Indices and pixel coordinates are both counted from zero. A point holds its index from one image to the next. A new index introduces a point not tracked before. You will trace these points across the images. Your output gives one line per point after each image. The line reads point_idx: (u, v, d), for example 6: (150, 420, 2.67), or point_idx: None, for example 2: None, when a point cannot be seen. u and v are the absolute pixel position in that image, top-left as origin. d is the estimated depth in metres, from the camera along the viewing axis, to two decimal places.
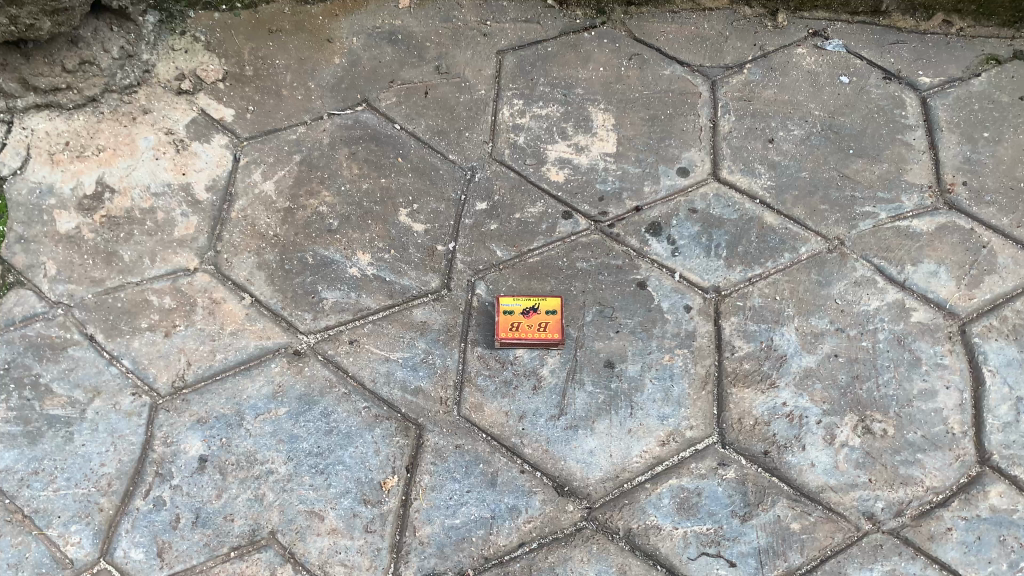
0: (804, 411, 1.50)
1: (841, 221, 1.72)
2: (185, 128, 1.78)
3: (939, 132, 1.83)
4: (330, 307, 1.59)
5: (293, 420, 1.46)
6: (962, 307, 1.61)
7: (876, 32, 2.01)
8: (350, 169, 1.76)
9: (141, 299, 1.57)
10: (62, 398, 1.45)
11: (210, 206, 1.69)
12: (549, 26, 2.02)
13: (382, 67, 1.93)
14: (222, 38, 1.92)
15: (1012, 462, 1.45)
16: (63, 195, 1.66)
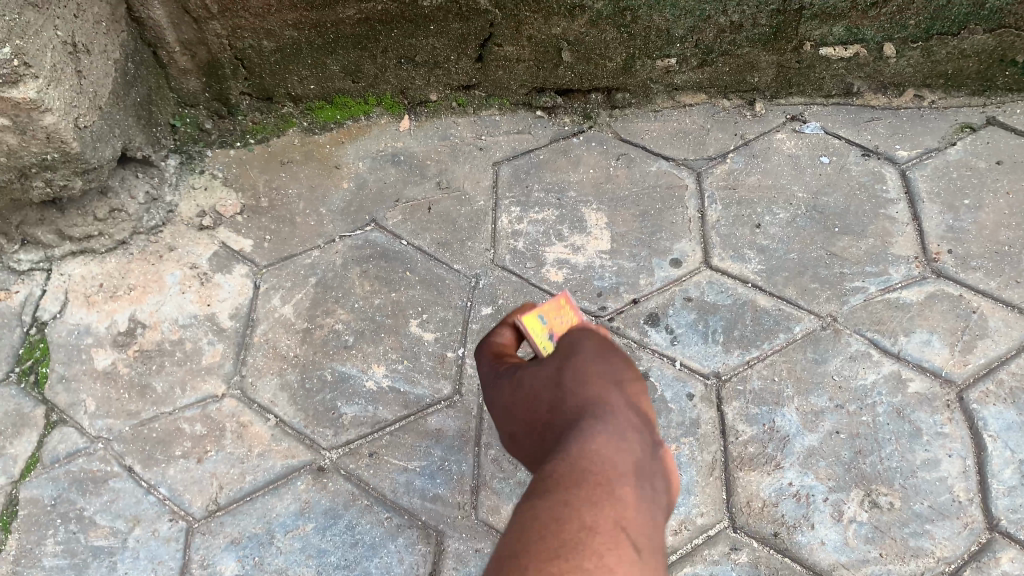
0: (810, 490, 1.55)
1: (832, 298, 1.78)
2: (208, 262, 1.92)
3: (921, 203, 1.91)
4: (350, 422, 1.68)
5: (321, 534, 1.54)
6: (958, 374, 1.65)
7: (852, 112, 2.11)
8: (362, 286, 1.88)
9: (174, 428, 1.68)
10: (105, 528, 1.55)
11: (234, 332, 1.81)
12: (540, 134, 2.15)
13: (387, 187, 2.06)
14: (238, 173, 2.08)
15: (1021, 527, 1.47)
16: (100, 333, 1.80)
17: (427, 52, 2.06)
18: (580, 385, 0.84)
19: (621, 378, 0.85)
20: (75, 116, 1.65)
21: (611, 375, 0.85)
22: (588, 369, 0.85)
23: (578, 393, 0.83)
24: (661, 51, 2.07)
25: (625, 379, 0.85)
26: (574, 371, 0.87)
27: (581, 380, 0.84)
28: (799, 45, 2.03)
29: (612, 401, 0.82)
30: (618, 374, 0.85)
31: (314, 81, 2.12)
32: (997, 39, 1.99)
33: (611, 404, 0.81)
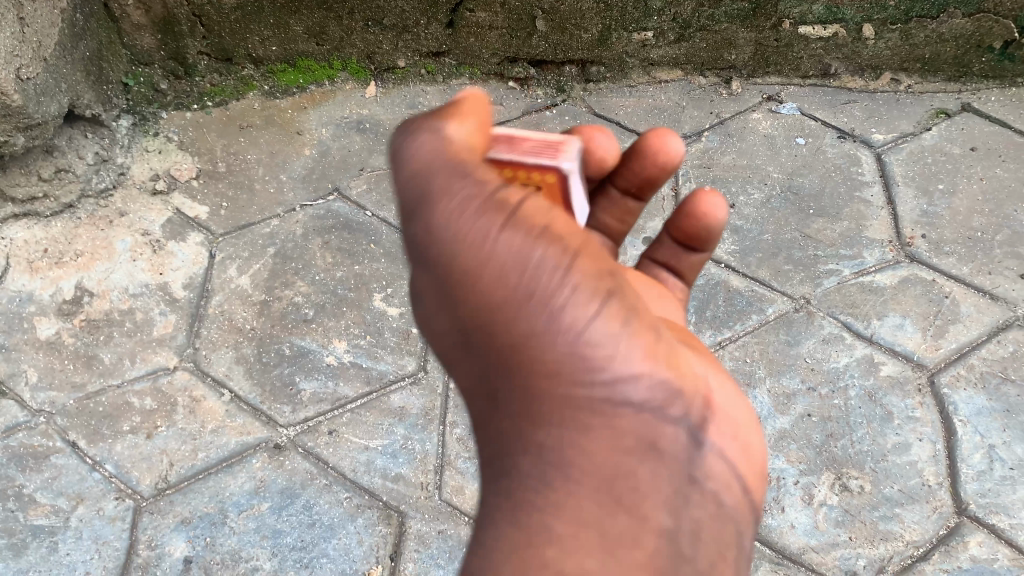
0: (781, 473, 1.51)
1: (805, 280, 1.76)
2: (161, 229, 1.83)
3: (895, 187, 1.89)
4: (308, 399, 1.61)
5: (276, 514, 1.48)
6: (929, 358, 1.64)
7: (828, 93, 2.09)
8: (324, 258, 1.80)
9: (122, 402, 1.59)
10: (46, 507, 1.47)
11: (188, 303, 1.72)
12: (512, 106, 2.09)
13: (352, 156, 1.98)
14: (194, 137, 1.98)
15: (989, 511, 1.46)
16: (43, 301, 1.70)
17: (397, 15, 2.00)
18: (462, 287, 0.86)
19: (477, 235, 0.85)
20: (17, 66, 1.57)
21: (472, 236, 0.85)
22: (453, 247, 0.86)
23: (472, 297, 0.86)
24: (638, 24, 2.03)
25: (488, 229, 0.85)
26: (437, 267, 0.88)
27: (460, 274, 0.86)
28: (778, 22, 2.02)
29: (505, 281, 0.85)
30: (479, 227, 0.85)
31: (276, 42, 2.04)
32: (975, 24, 2.00)
33: (509, 287, 0.85)
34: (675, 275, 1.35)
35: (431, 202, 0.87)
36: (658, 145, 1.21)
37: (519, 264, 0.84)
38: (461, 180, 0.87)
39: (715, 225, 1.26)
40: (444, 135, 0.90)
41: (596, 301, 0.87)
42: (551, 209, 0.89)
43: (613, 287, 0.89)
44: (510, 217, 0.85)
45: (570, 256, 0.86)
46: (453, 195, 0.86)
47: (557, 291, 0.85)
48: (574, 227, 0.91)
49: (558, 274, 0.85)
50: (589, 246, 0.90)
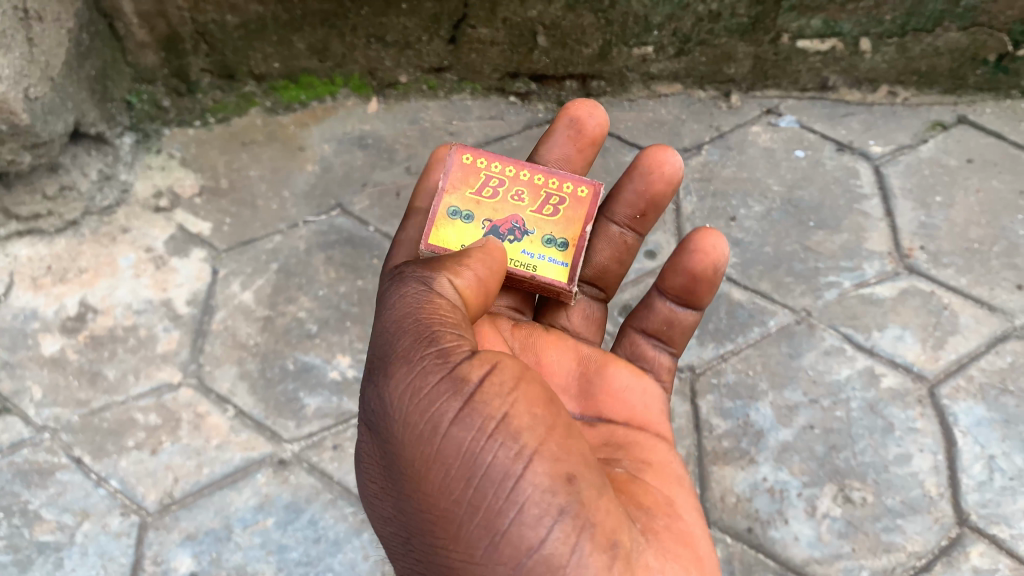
0: (784, 485, 1.52)
1: (806, 292, 1.77)
2: (164, 245, 1.84)
3: (894, 199, 1.91)
4: (312, 414, 1.61)
5: (282, 529, 1.48)
6: (930, 370, 1.65)
7: (826, 106, 2.11)
8: (327, 273, 1.81)
9: (127, 418, 1.59)
10: (51, 523, 1.47)
11: (191, 319, 1.73)
12: (513, 121, 2.10)
13: (354, 171, 2.00)
14: (197, 153, 2.00)
15: (989, 522, 1.47)
16: (47, 318, 1.72)
17: (399, 32, 2.04)
18: (413, 481, 0.93)
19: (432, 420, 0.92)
20: (25, 86, 1.62)
21: (425, 422, 0.93)
22: (407, 439, 0.94)
23: (421, 494, 0.93)
24: (638, 39, 2.06)
25: (441, 416, 0.92)
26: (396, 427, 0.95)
27: (412, 467, 0.93)
28: (777, 36, 2.05)
29: (452, 482, 0.91)
30: (432, 417, 0.93)
31: (279, 59, 2.06)
32: (970, 37, 2.03)
33: (456, 491, 0.91)
34: (664, 346, 1.34)
35: (392, 381, 0.97)
36: (657, 159, 1.34)
37: (468, 466, 0.90)
38: (426, 364, 0.96)
39: (714, 268, 1.26)
40: (423, 298, 1.02)
41: (549, 513, 0.88)
42: (512, 390, 0.95)
43: (574, 491, 0.89)
44: (466, 406, 0.92)
45: (523, 459, 0.90)
46: (411, 377, 0.96)
47: (505, 494, 0.89)
48: (541, 412, 0.94)
49: (509, 480, 0.89)
50: (554, 440, 0.92)
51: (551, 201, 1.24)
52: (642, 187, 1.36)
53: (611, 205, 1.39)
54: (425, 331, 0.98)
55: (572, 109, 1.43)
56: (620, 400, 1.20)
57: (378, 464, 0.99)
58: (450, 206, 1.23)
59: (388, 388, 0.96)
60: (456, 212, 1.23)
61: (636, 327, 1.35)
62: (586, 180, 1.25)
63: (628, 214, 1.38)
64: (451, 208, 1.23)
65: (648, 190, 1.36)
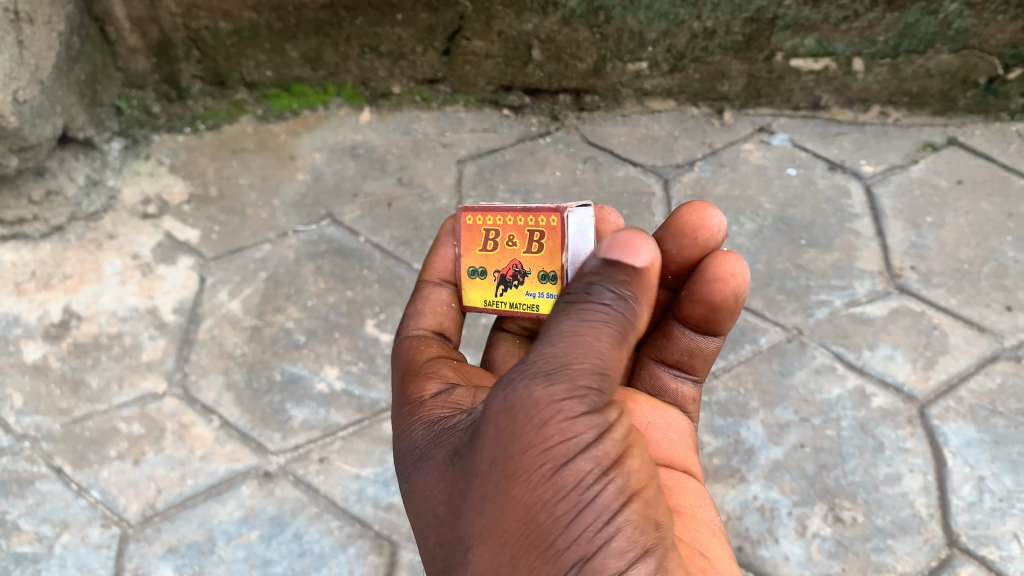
0: (774, 504, 1.51)
1: (797, 310, 1.77)
2: (151, 252, 1.82)
3: (885, 219, 1.91)
4: (299, 425, 1.58)
5: (265, 543, 1.44)
6: (920, 390, 1.64)
7: (818, 125, 2.12)
8: (316, 283, 1.79)
9: (109, 427, 1.56)
10: (29, 534, 1.44)
11: (177, 327, 1.71)
12: (506, 134, 2.10)
13: (345, 181, 1.98)
14: (186, 160, 1.99)
15: (979, 543, 1.45)
16: (30, 324, 1.69)
17: (393, 42, 2.03)
18: (515, 487, 0.82)
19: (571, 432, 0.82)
20: (14, 89, 1.60)
21: (559, 435, 0.82)
22: (529, 443, 0.82)
23: (519, 501, 0.82)
24: (632, 55, 2.07)
25: (577, 433, 0.82)
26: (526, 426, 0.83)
27: (521, 473, 0.82)
28: (771, 54, 2.06)
29: (560, 502, 0.81)
30: (567, 432, 0.82)
31: (271, 67, 2.06)
32: (961, 60, 2.04)
33: (560, 511, 0.81)
34: (686, 375, 1.28)
35: (539, 381, 0.84)
36: (693, 220, 1.14)
37: (579, 491, 0.81)
38: (580, 379, 0.84)
39: (733, 290, 1.15)
40: (615, 312, 0.89)
41: (639, 557, 0.81)
42: (629, 430, 0.87)
43: (662, 541, 0.83)
44: (603, 430, 0.83)
45: (626, 499, 0.82)
46: (558, 384, 0.84)
47: (601, 530, 0.81)
48: (646, 458, 0.87)
49: (608, 516, 0.81)
50: (651, 488, 0.86)
51: (536, 238, 1.13)
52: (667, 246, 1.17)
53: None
54: (591, 344, 0.86)
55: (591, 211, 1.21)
56: (648, 439, 1.17)
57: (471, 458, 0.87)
58: (469, 265, 1.18)
59: (535, 387, 0.84)
60: (473, 271, 1.17)
61: (655, 358, 1.28)
62: (553, 208, 1.11)
63: (659, 270, 1.21)
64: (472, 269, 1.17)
65: (679, 250, 1.17)
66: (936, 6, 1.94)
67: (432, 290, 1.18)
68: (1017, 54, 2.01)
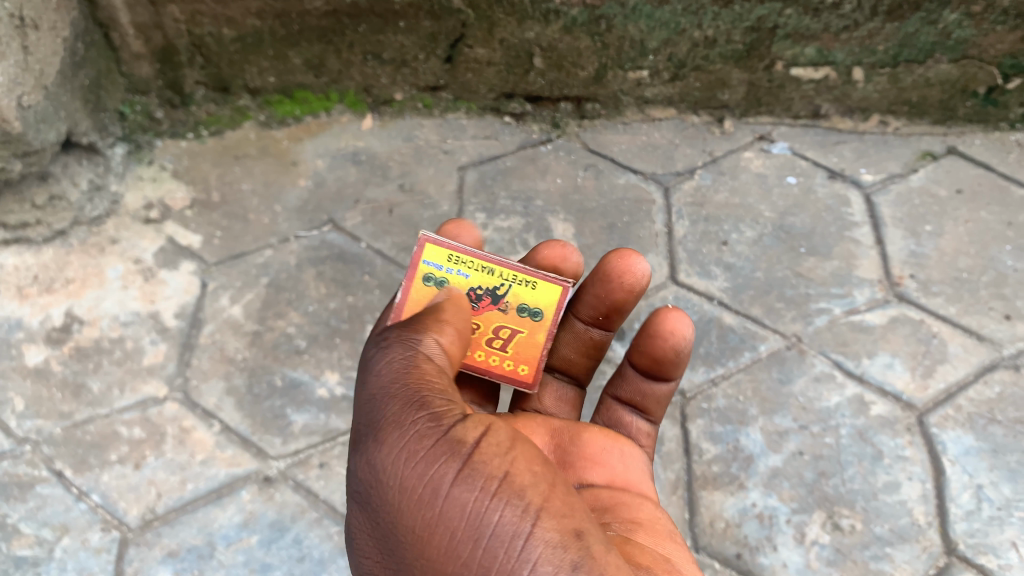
0: (773, 511, 1.51)
1: (797, 318, 1.77)
2: (153, 257, 1.83)
3: (885, 227, 1.92)
4: (299, 430, 1.58)
5: (265, 548, 1.45)
6: (919, 399, 1.64)
7: (817, 134, 2.14)
8: (317, 288, 1.79)
9: (110, 432, 1.57)
10: (30, 538, 1.44)
11: (179, 332, 1.71)
12: (507, 141, 2.11)
13: (347, 188, 1.99)
14: (189, 166, 2.00)
15: (977, 551, 1.45)
16: (32, 328, 1.70)
17: (395, 49, 2.04)
18: (418, 549, 0.90)
19: (437, 484, 0.91)
20: (18, 94, 1.60)
21: (425, 487, 0.91)
22: (405, 505, 0.92)
23: (426, 560, 0.90)
24: (633, 63, 2.08)
25: (442, 480, 0.91)
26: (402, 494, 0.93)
27: (415, 535, 0.91)
28: (772, 63, 2.07)
29: (461, 544, 0.89)
30: (431, 481, 0.91)
31: (274, 73, 2.07)
32: (960, 69, 2.05)
33: (463, 553, 0.88)
34: (640, 413, 1.36)
35: (384, 450, 0.95)
36: (622, 267, 1.30)
37: (474, 527, 0.89)
38: (422, 430, 0.95)
39: (675, 340, 1.26)
40: (407, 361, 1.02)
41: (563, 569, 0.86)
42: (508, 450, 0.96)
43: (582, 545, 0.89)
44: (465, 467, 0.92)
45: (528, 517, 0.89)
46: (404, 443, 0.95)
47: (515, 553, 0.87)
48: (539, 471, 0.95)
49: (518, 539, 0.88)
50: (554, 498, 0.93)
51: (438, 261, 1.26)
52: (599, 292, 1.33)
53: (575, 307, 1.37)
54: (410, 397, 0.98)
55: (543, 252, 1.34)
56: (601, 465, 1.22)
57: (377, 537, 0.96)
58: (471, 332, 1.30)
59: (386, 455, 0.95)
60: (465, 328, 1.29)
61: (611, 395, 1.37)
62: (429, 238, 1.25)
63: (591, 314, 1.35)
64: (426, 275, 1.21)
65: (608, 295, 1.32)
66: (936, 16, 1.95)
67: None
68: (1016, 64, 2.02)
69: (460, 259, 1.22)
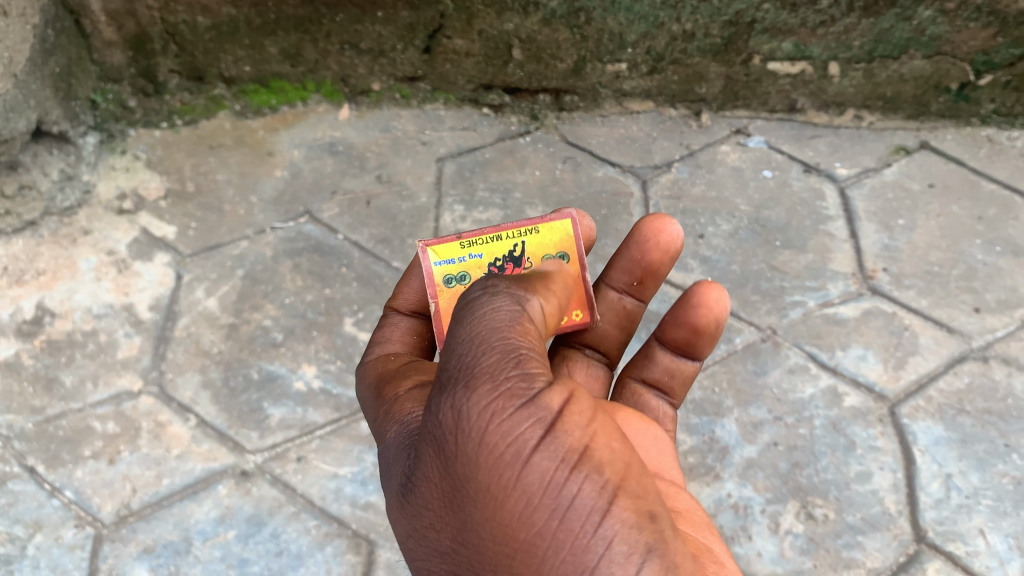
0: (748, 501, 1.53)
1: (772, 311, 1.79)
2: (127, 248, 1.80)
3: (859, 221, 1.95)
4: (276, 424, 1.57)
5: (242, 542, 1.43)
6: (891, 390, 1.67)
7: (794, 128, 2.15)
8: (294, 281, 1.78)
9: (84, 426, 1.55)
10: (2, 534, 1.42)
11: (153, 325, 1.69)
12: (485, 133, 2.10)
13: (323, 178, 1.97)
14: (162, 156, 1.98)
15: (947, 539, 1.48)
16: (3, 321, 1.67)
17: (373, 39, 2.03)
18: (488, 507, 0.80)
19: (518, 442, 0.80)
20: None
21: (507, 445, 0.79)
22: (482, 460, 0.80)
23: (497, 521, 0.80)
24: (612, 56, 2.08)
25: (525, 439, 0.80)
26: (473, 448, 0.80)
27: (489, 493, 0.80)
28: (749, 57, 2.08)
29: (537, 512, 0.79)
30: (516, 439, 0.80)
31: (250, 63, 2.05)
32: (934, 65, 2.07)
33: (538, 521, 0.79)
34: (665, 395, 1.29)
35: (469, 395, 0.80)
36: (655, 228, 1.22)
37: (552, 498, 0.79)
38: (507, 382, 0.81)
39: (718, 317, 1.19)
40: (513, 314, 0.85)
41: (636, 551, 0.79)
42: (590, 422, 0.84)
43: (657, 529, 0.82)
44: (550, 431, 0.81)
45: (608, 494, 0.80)
46: (488, 395, 0.80)
47: (593, 530, 0.79)
48: (617, 446, 0.85)
49: (597, 515, 0.79)
50: (631, 477, 0.84)
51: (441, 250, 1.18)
52: (636, 257, 1.25)
53: (608, 273, 1.29)
54: (517, 355, 0.82)
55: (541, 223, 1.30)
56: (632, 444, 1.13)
57: (439, 484, 0.84)
58: None
59: (472, 407, 0.80)
60: None
61: (635, 376, 1.30)
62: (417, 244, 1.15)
63: (625, 280, 1.28)
64: (445, 277, 1.15)
65: (645, 259, 1.24)
66: (910, 12, 1.97)
67: (399, 321, 1.21)
68: (989, 60, 2.05)
69: (466, 243, 1.15)
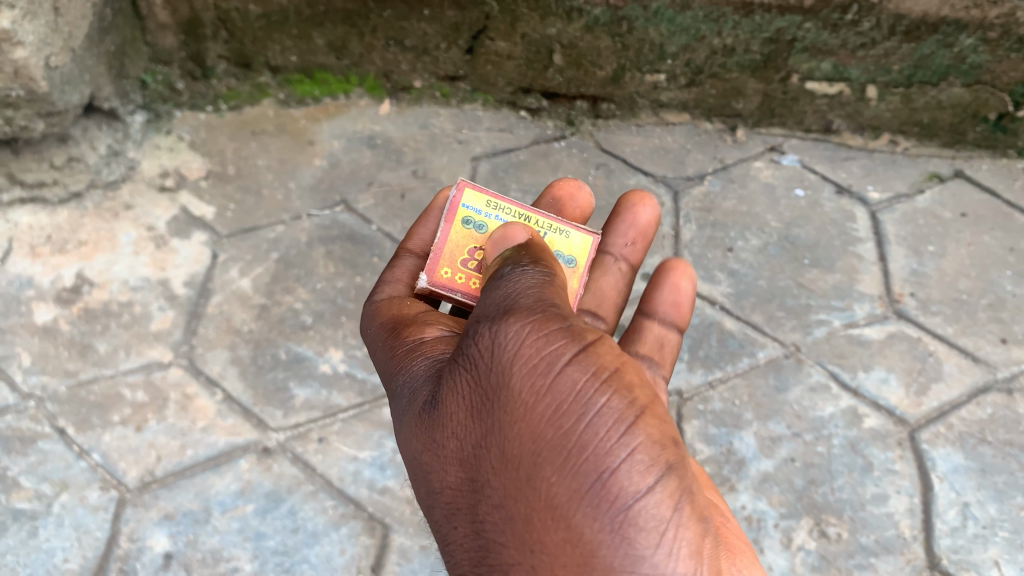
0: (762, 515, 1.53)
1: (797, 327, 1.80)
2: (165, 225, 1.85)
3: (888, 245, 1.95)
4: (300, 404, 1.60)
5: (260, 517, 1.46)
6: (912, 415, 1.67)
7: (828, 149, 2.17)
8: (326, 267, 1.81)
9: (114, 393, 1.59)
10: (29, 491, 1.46)
11: (187, 300, 1.73)
12: (521, 136, 2.13)
13: (360, 170, 2.01)
14: (205, 137, 2.03)
15: (960, 568, 1.48)
16: (42, 287, 1.72)
17: (418, 37, 2.07)
18: (516, 413, 0.89)
19: (550, 356, 0.90)
20: (47, 54, 1.63)
21: (542, 358, 0.90)
22: (518, 370, 0.90)
23: (525, 424, 0.88)
24: (651, 66, 2.11)
25: (557, 354, 0.90)
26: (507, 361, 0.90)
27: (518, 397, 0.89)
28: (787, 75, 2.10)
29: (565, 417, 0.87)
30: (550, 355, 0.90)
31: (296, 52, 2.10)
32: (972, 94, 2.07)
33: (566, 425, 0.87)
34: None
35: (508, 320, 0.93)
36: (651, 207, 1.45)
37: (581, 404, 0.88)
38: (541, 310, 0.93)
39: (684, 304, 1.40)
40: (543, 276, 0.99)
41: (657, 465, 0.86)
42: (620, 354, 0.95)
43: (676, 454, 0.89)
44: (581, 351, 0.91)
45: (635, 411, 0.89)
46: (526, 319, 0.92)
47: (618, 439, 0.86)
48: (643, 381, 0.94)
49: (622, 425, 0.87)
50: (654, 407, 0.92)
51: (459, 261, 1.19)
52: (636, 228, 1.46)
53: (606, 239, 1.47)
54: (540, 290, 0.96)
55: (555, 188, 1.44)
56: None
57: (469, 398, 0.93)
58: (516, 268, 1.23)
59: (504, 327, 0.92)
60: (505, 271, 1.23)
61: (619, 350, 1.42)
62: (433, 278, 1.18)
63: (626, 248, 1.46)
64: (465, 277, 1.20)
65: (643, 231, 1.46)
66: (952, 39, 1.97)
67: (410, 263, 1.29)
68: None
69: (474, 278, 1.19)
